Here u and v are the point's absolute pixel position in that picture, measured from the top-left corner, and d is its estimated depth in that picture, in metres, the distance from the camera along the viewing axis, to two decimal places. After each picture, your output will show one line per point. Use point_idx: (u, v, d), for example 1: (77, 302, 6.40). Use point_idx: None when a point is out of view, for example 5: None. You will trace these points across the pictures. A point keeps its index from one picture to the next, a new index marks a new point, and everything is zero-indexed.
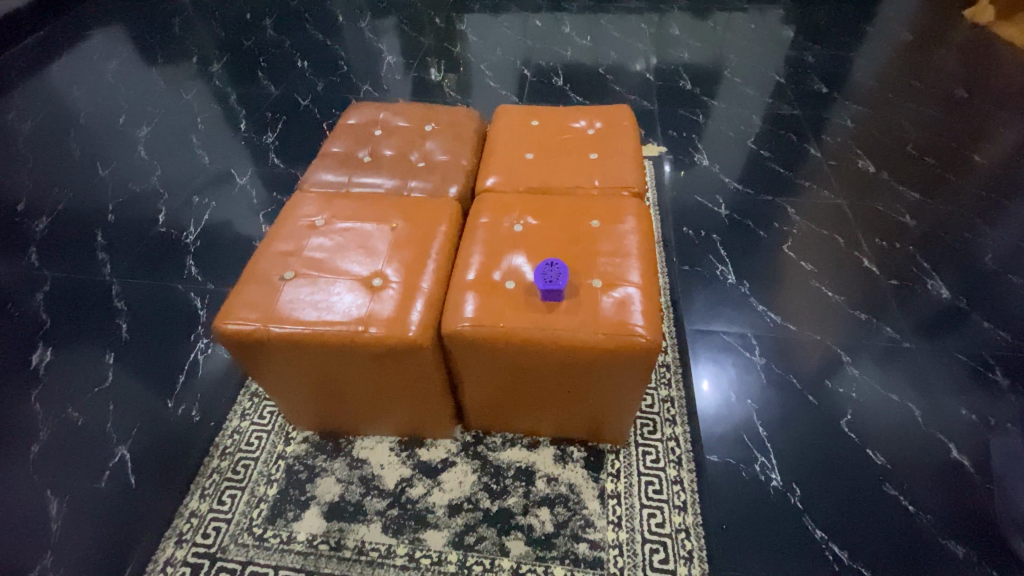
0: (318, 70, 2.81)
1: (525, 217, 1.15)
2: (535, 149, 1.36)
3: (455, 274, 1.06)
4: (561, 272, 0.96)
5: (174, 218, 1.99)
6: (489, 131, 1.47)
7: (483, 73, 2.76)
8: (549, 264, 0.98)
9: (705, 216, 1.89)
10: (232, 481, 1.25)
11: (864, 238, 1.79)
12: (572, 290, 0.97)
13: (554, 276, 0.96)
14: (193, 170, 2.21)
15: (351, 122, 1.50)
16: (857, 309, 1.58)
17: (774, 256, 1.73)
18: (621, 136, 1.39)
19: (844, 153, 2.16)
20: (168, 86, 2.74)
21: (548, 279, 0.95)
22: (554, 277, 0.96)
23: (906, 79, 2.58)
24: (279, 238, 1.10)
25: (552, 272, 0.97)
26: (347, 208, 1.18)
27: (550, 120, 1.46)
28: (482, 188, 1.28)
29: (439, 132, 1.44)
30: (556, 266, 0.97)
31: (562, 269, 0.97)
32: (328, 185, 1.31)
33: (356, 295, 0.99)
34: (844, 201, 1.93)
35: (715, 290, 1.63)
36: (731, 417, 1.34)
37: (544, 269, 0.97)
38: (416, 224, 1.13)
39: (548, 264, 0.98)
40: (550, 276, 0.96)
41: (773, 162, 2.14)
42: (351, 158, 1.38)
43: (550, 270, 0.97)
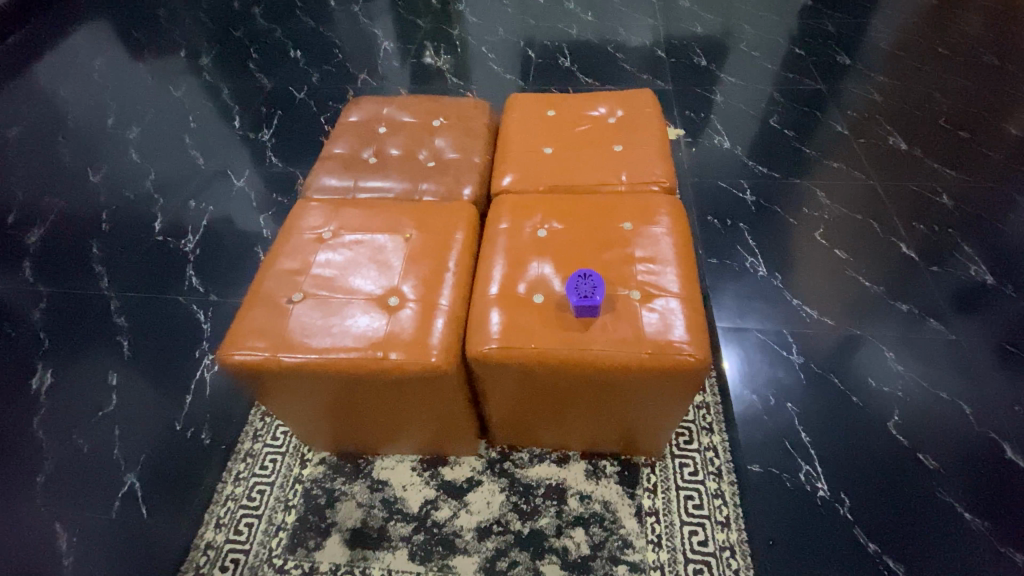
0: (311, 59, 2.68)
1: (549, 220, 1.06)
2: (553, 142, 1.26)
3: (477, 287, 0.97)
4: (596, 285, 0.87)
5: (172, 225, 1.91)
6: (502, 123, 1.37)
7: (484, 55, 2.62)
8: (581, 276, 0.89)
9: (729, 203, 1.79)
10: (248, 509, 1.19)
11: (899, 222, 1.69)
12: (608, 303, 0.89)
13: (588, 290, 0.87)
14: (188, 172, 2.11)
15: (353, 119, 1.40)
16: (897, 300, 1.49)
17: (805, 245, 1.64)
18: (645, 123, 1.29)
19: (872, 129, 2.04)
20: (156, 83, 2.62)
21: (582, 293, 0.87)
22: (588, 291, 0.87)
23: (933, 45, 2.43)
24: (285, 254, 1.02)
25: (586, 285, 0.88)
26: (355, 217, 1.08)
27: (566, 109, 1.35)
28: (499, 189, 1.19)
29: (448, 127, 1.34)
30: (590, 278, 0.89)
31: (597, 280, 0.88)
32: (333, 190, 1.22)
33: (371, 317, 0.91)
34: (876, 181, 1.82)
35: (745, 284, 1.54)
36: (771, 422, 1.26)
37: (577, 281, 0.89)
38: (432, 233, 1.04)
39: (580, 276, 0.89)
40: (584, 290, 0.87)
41: (797, 141, 2.02)
42: (355, 159, 1.29)
43: (583, 283, 0.88)
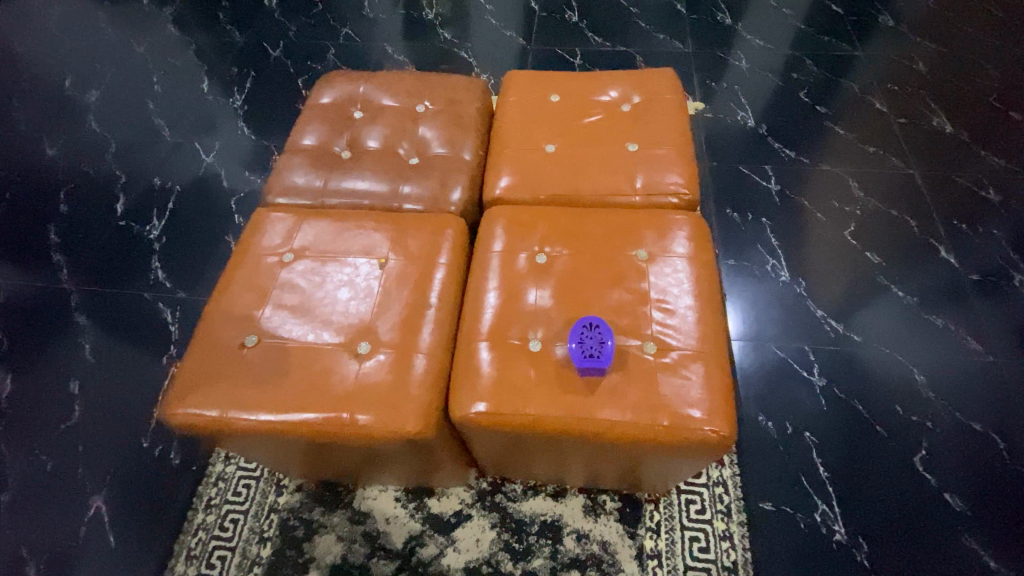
0: (287, 10, 2.39)
1: (550, 241, 0.90)
2: (558, 136, 1.08)
3: (463, 328, 0.83)
4: (603, 341, 0.74)
5: (136, 207, 1.74)
6: (498, 108, 1.17)
7: (482, 7, 2.33)
8: (586, 327, 0.76)
9: (752, 193, 1.60)
10: (220, 540, 1.11)
11: (939, 222, 1.52)
12: (616, 360, 0.75)
13: (595, 349, 0.74)
14: (154, 146, 1.91)
15: (325, 101, 1.20)
16: (933, 314, 1.35)
17: (832, 246, 1.48)
18: (663, 115, 1.10)
19: (914, 107, 1.82)
20: (117, 36, 2.35)
21: (587, 352, 0.74)
22: (594, 349, 0.74)
23: (986, 4, 2.14)
24: (242, 282, 0.87)
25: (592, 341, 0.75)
26: (323, 234, 0.93)
27: (573, 94, 1.16)
28: (492, 197, 1.02)
29: (434, 113, 1.15)
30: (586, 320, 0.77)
31: (605, 335, 0.75)
32: (299, 193, 1.05)
33: (338, 368, 0.78)
34: (916, 172, 1.64)
35: (765, 291, 1.40)
36: (787, 454, 1.16)
37: (580, 336, 0.75)
38: (412, 257, 0.89)
39: (585, 328, 0.76)
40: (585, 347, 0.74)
41: (830, 119, 1.80)
42: (326, 153, 1.10)
43: (586, 334, 0.76)
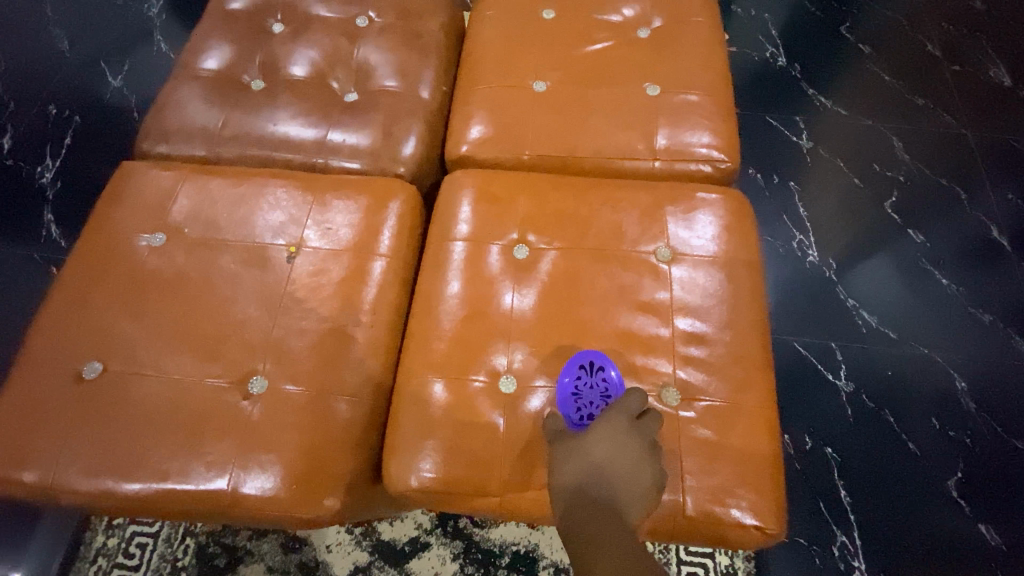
0: None
1: (536, 228, 0.65)
2: (550, 70, 0.79)
3: (408, 352, 0.59)
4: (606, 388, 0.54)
5: (24, 142, 1.40)
6: (469, 29, 0.86)
7: None
8: (584, 369, 0.55)
9: (778, 149, 1.34)
10: (124, 569, 0.91)
11: (991, 193, 1.30)
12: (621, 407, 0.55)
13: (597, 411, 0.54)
14: (50, 65, 1.54)
15: (233, 6, 0.87)
16: (980, 308, 1.15)
17: (869, 218, 1.25)
18: (695, 45, 0.81)
19: (970, 51, 1.53)
20: None
21: (586, 416, 0.54)
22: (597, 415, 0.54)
23: None
24: (92, 275, 0.61)
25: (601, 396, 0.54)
26: (211, 204, 0.66)
27: (572, 10, 0.85)
28: (457, 154, 0.75)
29: (382, 31, 0.83)
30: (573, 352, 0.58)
31: (608, 380, 0.55)
32: (187, 138, 0.75)
33: (221, 414, 0.54)
34: (968, 130, 1.39)
35: (788, 274, 1.17)
36: (805, 475, 0.98)
37: (575, 383, 0.55)
38: (338, 245, 0.63)
39: (582, 372, 0.55)
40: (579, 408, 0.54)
41: (874, 60, 1.50)
42: (229, 80, 0.80)
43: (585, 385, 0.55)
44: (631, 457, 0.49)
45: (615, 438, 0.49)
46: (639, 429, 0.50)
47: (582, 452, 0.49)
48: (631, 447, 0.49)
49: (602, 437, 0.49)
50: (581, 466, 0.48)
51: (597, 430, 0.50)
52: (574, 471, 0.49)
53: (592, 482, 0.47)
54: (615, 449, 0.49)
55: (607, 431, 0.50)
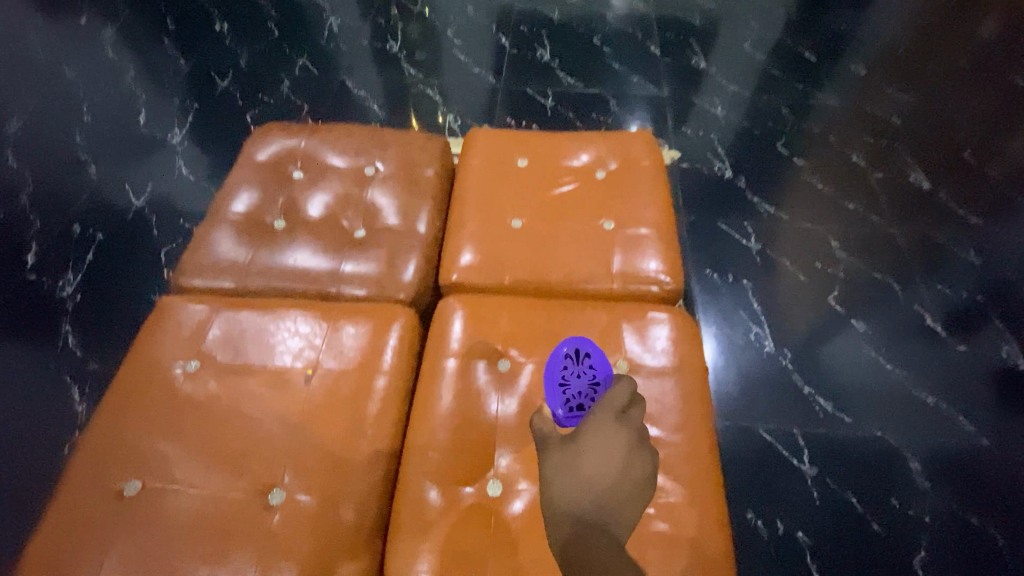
0: (239, 36, 2.19)
1: (516, 345, 0.77)
2: (525, 208, 0.95)
3: (407, 461, 0.68)
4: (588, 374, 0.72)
5: (48, 258, 1.53)
6: (458, 172, 1.04)
7: (450, 42, 2.15)
8: (571, 359, 0.73)
9: (731, 251, 1.52)
10: None
11: (921, 284, 1.47)
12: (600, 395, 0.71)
13: (582, 398, 0.70)
14: (78, 187, 1.71)
15: (261, 157, 1.05)
16: (924, 391, 1.27)
17: (816, 311, 1.40)
18: (644, 185, 0.98)
19: (890, 161, 1.77)
20: (47, 61, 2.12)
21: (574, 402, 0.70)
22: (583, 401, 0.70)
23: (953, 56, 2.16)
24: (134, 400, 0.71)
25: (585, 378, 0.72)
26: (240, 332, 0.77)
27: (542, 157, 1.04)
28: (448, 281, 0.88)
29: (386, 178, 1.01)
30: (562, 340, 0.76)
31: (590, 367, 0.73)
32: (218, 272, 0.88)
33: (244, 525, 0.62)
34: (895, 230, 1.59)
35: (748, 364, 1.30)
36: (779, 560, 1.04)
37: (565, 371, 0.72)
38: (348, 365, 0.74)
39: (570, 359, 0.73)
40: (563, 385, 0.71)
41: (807, 170, 1.73)
42: (255, 222, 0.95)
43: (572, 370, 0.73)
44: (618, 447, 0.64)
45: (607, 431, 0.65)
46: (626, 430, 0.66)
47: (580, 449, 0.65)
48: (619, 448, 0.65)
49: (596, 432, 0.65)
50: (579, 454, 0.64)
51: (594, 424, 0.66)
52: (573, 457, 0.64)
53: (585, 468, 0.63)
54: (607, 450, 0.64)
55: (601, 426, 0.66)
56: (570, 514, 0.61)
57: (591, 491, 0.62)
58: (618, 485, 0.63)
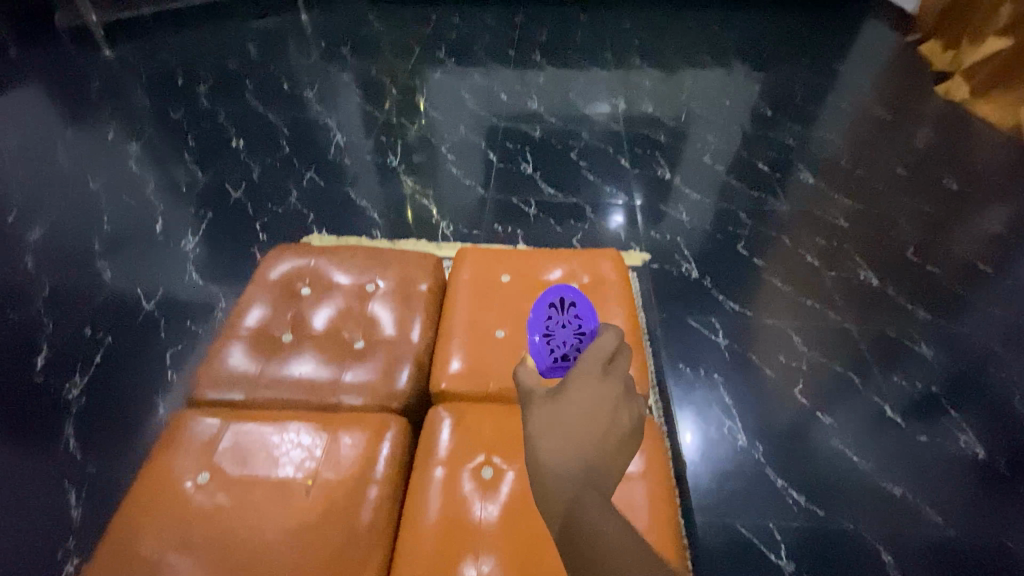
0: (252, 150, 2.42)
1: (497, 451, 0.85)
2: (507, 320, 1.08)
3: (396, 567, 0.74)
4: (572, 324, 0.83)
5: (57, 360, 1.61)
6: (448, 286, 1.17)
7: (444, 157, 2.40)
8: (555, 311, 0.84)
9: (701, 346, 1.64)
10: None
11: (879, 376, 1.58)
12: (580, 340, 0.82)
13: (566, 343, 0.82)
14: (92, 291, 1.82)
15: (273, 275, 1.18)
16: (891, 482, 1.34)
17: (783, 403, 1.50)
18: (612, 299, 1.12)
19: (841, 260, 1.96)
20: (73, 172, 2.32)
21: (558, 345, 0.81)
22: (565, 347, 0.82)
23: (891, 163, 2.43)
24: (145, 512, 0.77)
25: (568, 326, 0.83)
26: (247, 443, 0.85)
27: (523, 272, 1.18)
28: (438, 388, 0.98)
29: (385, 293, 1.13)
30: (547, 291, 0.88)
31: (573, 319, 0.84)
32: (229, 384, 0.97)
33: None
34: (851, 324, 1.73)
35: (723, 457, 1.37)
36: None
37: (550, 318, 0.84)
38: (343, 473, 0.82)
39: (554, 312, 0.84)
40: (548, 333, 0.82)
41: (765, 270, 1.91)
42: (266, 335, 1.05)
43: (557, 321, 0.84)
44: (606, 399, 0.61)
45: (592, 384, 0.62)
46: (614, 379, 0.63)
47: (565, 400, 0.60)
48: (607, 398, 0.61)
49: (582, 385, 0.62)
50: (567, 409, 0.59)
51: (579, 379, 0.62)
52: (557, 412, 0.59)
53: (574, 423, 0.58)
54: (594, 398, 0.60)
55: (586, 380, 0.62)
56: (564, 468, 0.55)
57: (584, 442, 0.57)
58: (609, 437, 0.58)
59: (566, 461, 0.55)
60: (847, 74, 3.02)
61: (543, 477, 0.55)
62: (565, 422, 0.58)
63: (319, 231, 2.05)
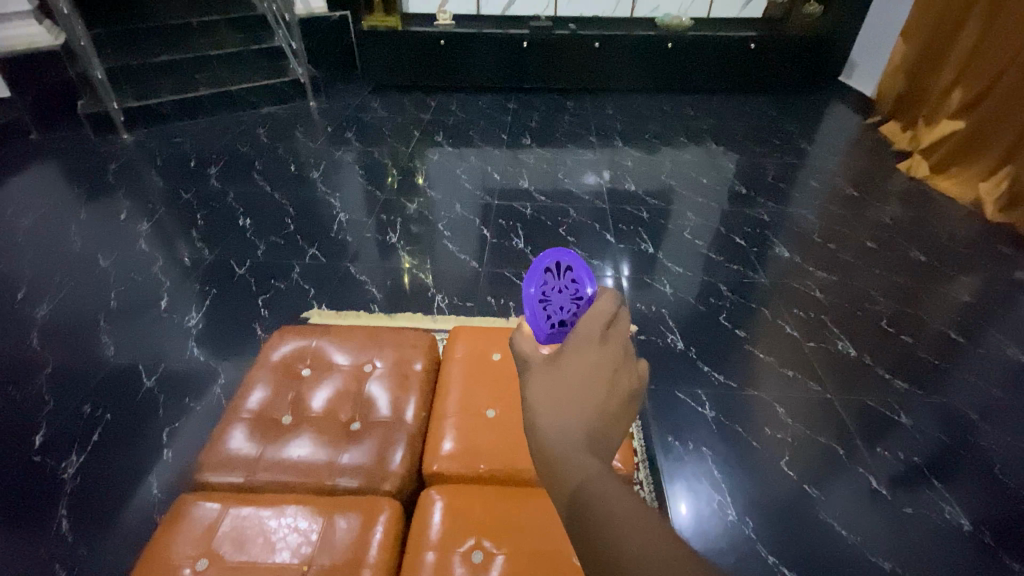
0: (258, 229, 2.55)
1: (488, 535, 0.89)
2: (498, 399, 1.13)
3: None
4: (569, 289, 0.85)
5: (55, 440, 1.63)
6: (442, 366, 1.24)
7: (440, 233, 2.54)
8: (552, 276, 0.85)
9: (689, 419, 1.69)
10: None
11: (863, 447, 1.63)
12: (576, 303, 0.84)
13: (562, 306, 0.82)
14: (94, 368, 1.86)
15: (275, 357, 1.24)
16: (881, 556, 1.40)
17: (772, 478, 1.55)
18: None
19: (820, 331, 2.05)
20: (84, 250, 2.43)
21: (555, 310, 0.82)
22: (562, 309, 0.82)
23: (861, 236, 2.58)
24: None
25: (566, 292, 0.84)
26: (245, 529, 0.88)
27: (512, 351, 1.25)
28: (431, 470, 1.02)
29: (382, 374, 1.20)
30: (544, 254, 0.89)
31: (569, 283, 0.85)
32: (230, 467, 1.01)
33: None
34: (833, 394, 1.79)
35: (717, 534, 1.41)
36: None
37: (547, 284, 0.84)
38: (338, 560, 0.85)
39: (552, 278, 0.85)
40: (545, 296, 0.83)
41: (747, 341, 1.98)
42: (267, 417, 1.10)
43: (554, 286, 0.84)
44: (603, 365, 0.61)
45: (590, 352, 0.62)
46: (614, 342, 0.64)
47: (561, 371, 0.61)
48: (605, 365, 0.62)
49: (578, 353, 0.62)
50: (562, 382, 0.61)
51: (575, 349, 0.63)
52: (553, 385, 0.61)
53: (570, 393, 0.59)
54: (590, 366, 0.61)
55: (582, 347, 0.62)
56: (566, 434, 0.56)
57: (582, 406, 0.58)
58: (608, 399, 0.60)
59: (567, 428, 0.56)
60: (814, 154, 3.27)
61: (548, 448, 0.56)
62: (561, 394, 0.60)
63: (319, 306, 2.13)
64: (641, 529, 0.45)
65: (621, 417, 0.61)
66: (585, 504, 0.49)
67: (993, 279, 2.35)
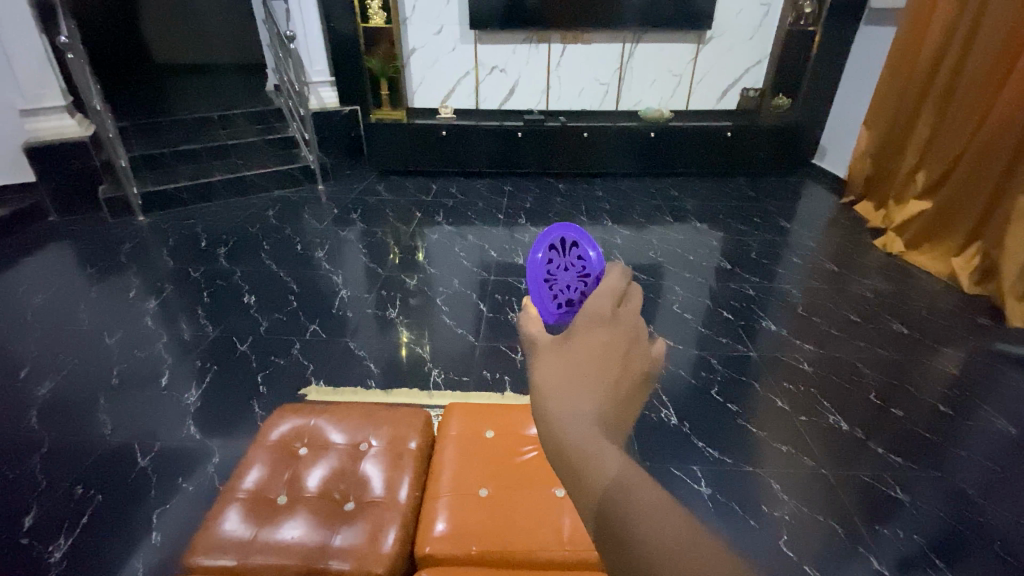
0: (262, 306, 2.64)
1: None
2: (489, 478, 1.16)
3: None
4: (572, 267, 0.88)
5: (44, 523, 1.61)
6: (437, 443, 1.27)
7: (438, 308, 2.63)
8: (555, 258, 0.90)
9: (685, 497, 1.68)
10: None
11: (861, 525, 1.62)
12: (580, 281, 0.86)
13: (569, 285, 0.86)
14: (89, 448, 1.86)
15: (274, 436, 1.27)
16: None
17: (771, 560, 1.52)
18: None
19: (810, 404, 2.07)
20: (92, 327, 2.50)
21: (562, 288, 0.86)
22: (568, 288, 0.86)
23: (844, 310, 2.68)
24: None
25: (572, 270, 0.88)
26: None
27: (506, 428, 1.28)
28: (423, 552, 1.02)
29: (378, 452, 1.23)
30: (548, 237, 0.94)
31: (572, 263, 0.89)
32: (222, 552, 1.01)
33: None
34: (826, 469, 1.80)
35: None
36: None
37: (551, 266, 0.89)
38: None
39: (554, 262, 0.89)
40: (551, 276, 0.87)
41: (739, 415, 2.00)
42: (262, 498, 1.12)
43: (560, 267, 0.89)
44: (614, 345, 0.61)
45: (599, 333, 0.62)
46: (624, 321, 0.64)
47: (570, 354, 0.60)
48: (614, 342, 0.61)
49: (587, 333, 0.62)
50: (572, 364, 0.59)
51: (584, 331, 0.62)
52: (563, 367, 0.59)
53: (581, 371, 0.58)
54: (599, 347, 0.60)
55: (592, 328, 0.62)
56: (581, 420, 0.53)
57: (599, 388, 0.57)
58: (621, 379, 0.59)
59: (584, 413, 0.54)
60: (794, 231, 3.45)
61: (568, 436, 0.52)
62: (572, 376, 0.58)
63: (318, 382, 2.16)
64: (674, 523, 0.45)
65: (634, 400, 0.60)
66: (614, 502, 0.46)
67: (975, 350, 2.42)
